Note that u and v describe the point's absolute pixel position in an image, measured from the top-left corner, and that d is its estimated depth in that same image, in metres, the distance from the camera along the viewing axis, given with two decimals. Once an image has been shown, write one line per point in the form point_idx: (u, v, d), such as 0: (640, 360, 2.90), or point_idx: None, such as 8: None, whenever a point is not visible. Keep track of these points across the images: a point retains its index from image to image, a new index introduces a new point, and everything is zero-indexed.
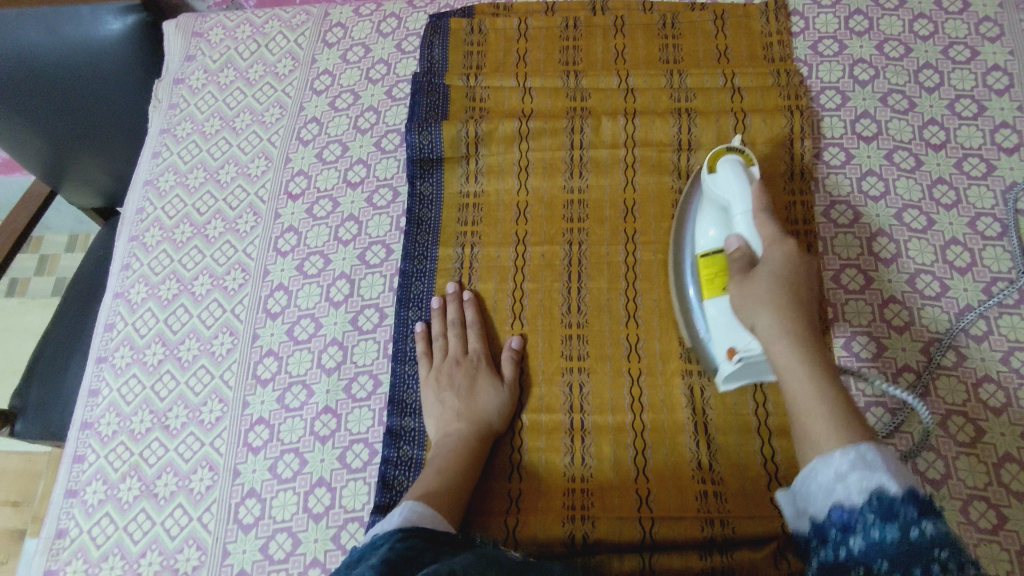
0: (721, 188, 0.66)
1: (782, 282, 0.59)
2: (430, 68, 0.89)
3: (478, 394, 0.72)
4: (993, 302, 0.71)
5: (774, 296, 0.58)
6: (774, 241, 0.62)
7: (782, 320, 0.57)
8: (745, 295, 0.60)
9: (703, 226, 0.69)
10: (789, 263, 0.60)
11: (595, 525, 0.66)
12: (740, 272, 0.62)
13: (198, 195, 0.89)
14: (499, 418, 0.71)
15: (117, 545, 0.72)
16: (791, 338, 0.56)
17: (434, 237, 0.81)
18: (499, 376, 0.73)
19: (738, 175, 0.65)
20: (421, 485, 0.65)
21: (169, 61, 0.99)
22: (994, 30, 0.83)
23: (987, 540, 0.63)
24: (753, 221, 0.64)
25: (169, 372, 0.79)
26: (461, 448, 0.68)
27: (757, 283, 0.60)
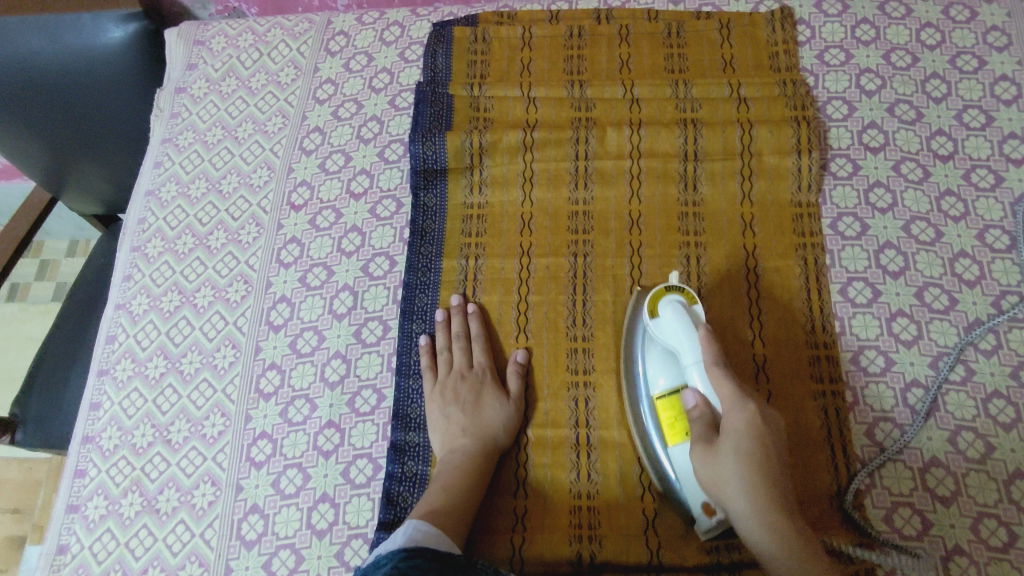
0: (669, 337, 0.65)
1: (748, 454, 0.57)
2: (434, 77, 0.88)
3: (483, 410, 0.71)
4: (1002, 316, 0.71)
5: (744, 477, 0.57)
6: (733, 404, 0.60)
7: (757, 505, 0.56)
8: (713, 474, 0.58)
9: (654, 372, 0.67)
10: (751, 428, 0.58)
11: (603, 544, 0.65)
12: (703, 437, 0.60)
13: (200, 205, 0.89)
14: (505, 434, 0.71)
15: (118, 561, 0.72)
16: (767, 519, 0.55)
17: (438, 249, 0.80)
18: (503, 391, 0.73)
19: (683, 322, 0.64)
20: (427, 503, 0.65)
21: (170, 70, 0.98)
22: (1002, 40, 0.83)
23: (998, 558, 0.62)
24: (708, 378, 0.62)
25: (171, 385, 0.79)
26: (466, 465, 0.68)
27: (722, 456, 0.58)
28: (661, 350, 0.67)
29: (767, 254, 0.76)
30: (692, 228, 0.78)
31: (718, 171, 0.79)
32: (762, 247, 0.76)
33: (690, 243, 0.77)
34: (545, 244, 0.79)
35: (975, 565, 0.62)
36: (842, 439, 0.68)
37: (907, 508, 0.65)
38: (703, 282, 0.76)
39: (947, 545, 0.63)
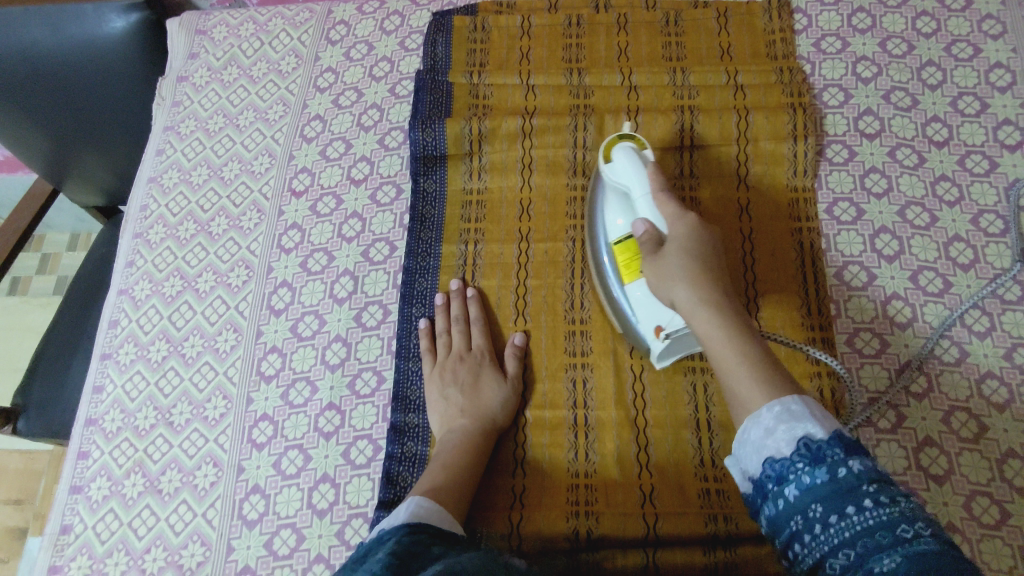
0: (618, 175, 0.68)
1: (690, 253, 0.61)
2: (434, 65, 0.89)
3: (481, 389, 0.72)
4: (988, 292, 0.72)
5: (688, 271, 0.59)
6: (674, 217, 0.64)
7: (698, 293, 0.58)
8: (661, 275, 0.61)
9: (611, 217, 0.71)
10: (694, 235, 0.62)
11: (599, 520, 0.66)
12: (651, 250, 0.63)
13: (202, 192, 0.89)
14: (502, 411, 0.72)
15: (121, 541, 0.72)
16: (707, 305, 0.58)
17: (437, 234, 0.81)
18: (500, 372, 0.74)
19: (634, 162, 0.67)
20: (427, 480, 0.65)
21: (173, 59, 0.99)
22: (997, 28, 0.84)
23: (990, 535, 0.63)
24: (653, 202, 0.66)
25: (173, 369, 0.80)
26: (465, 443, 0.69)
27: (666, 258, 0.62)
28: (615, 193, 0.71)
29: (763, 237, 0.77)
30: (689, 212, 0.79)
31: (714, 156, 0.80)
32: (758, 231, 0.77)
33: None
34: (543, 229, 0.80)
35: (968, 542, 0.63)
36: (837, 420, 0.69)
37: (901, 486, 0.66)
38: None
39: (940, 522, 0.64)
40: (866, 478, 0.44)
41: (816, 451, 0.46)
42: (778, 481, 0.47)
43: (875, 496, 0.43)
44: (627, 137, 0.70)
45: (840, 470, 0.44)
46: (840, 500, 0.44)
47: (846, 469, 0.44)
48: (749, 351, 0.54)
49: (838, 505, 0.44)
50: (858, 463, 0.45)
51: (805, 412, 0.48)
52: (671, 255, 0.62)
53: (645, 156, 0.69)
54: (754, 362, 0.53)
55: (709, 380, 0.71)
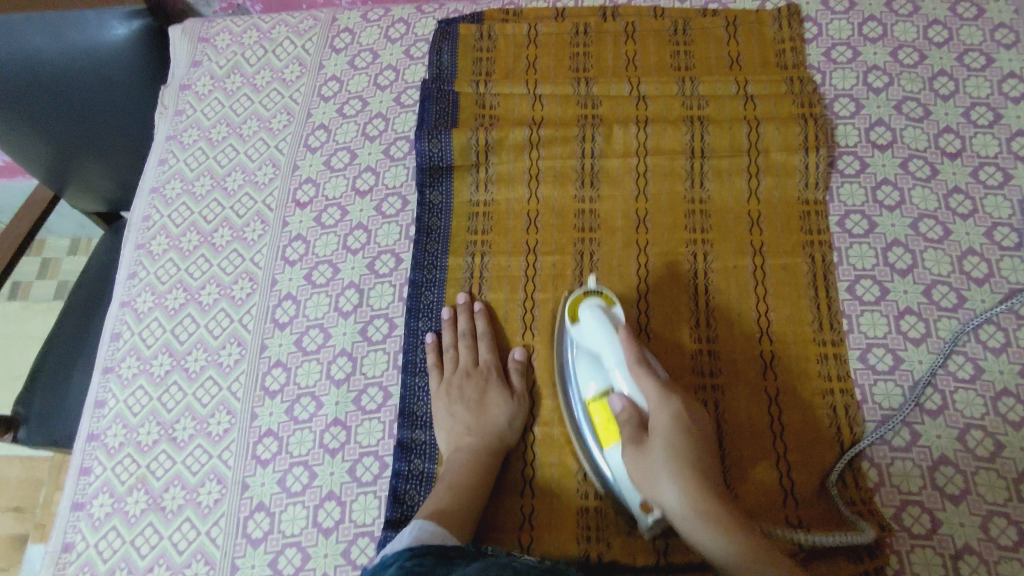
0: (591, 339, 0.68)
1: (675, 443, 0.59)
2: (439, 74, 0.88)
3: (488, 405, 0.72)
4: (1003, 307, 0.71)
5: (675, 470, 0.58)
6: (657, 400, 0.62)
7: (690, 498, 0.57)
8: (644, 471, 0.59)
9: (583, 380, 0.69)
10: (675, 419, 0.61)
11: (611, 543, 0.65)
12: (633, 439, 0.61)
13: (205, 203, 0.88)
14: (510, 429, 0.71)
15: (124, 559, 0.71)
16: (702, 510, 0.56)
17: (443, 246, 0.80)
18: (508, 389, 0.73)
19: (602, 322, 0.68)
20: (433, 502, 0.65)
21: (175, 67, 0.98)
22: (1009, 37, 0.83)
23: (1007, 556, 0.62)
24: (630, 375, 0.65)
25: (176, 383, 0.79)
26: (471, 463, 0.68)
27: (651, 448, 0.60)
28: (586, 358, 0.69)
29: (774, 251, 0.76)
30: (699, 226, 0.78)
31: (725, 167, 0.79)
32: (769, 244, 0.76)
33: (697, 241, 0.77)
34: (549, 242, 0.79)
35: (985, 563, 0.62)
36: (849, 436, 0.68)
37: (917, 506, 0.65)
38: (710, 282, 0.75)
39: (956, 543, 0.63)
40: None
41: None
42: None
43: None
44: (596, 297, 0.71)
45: None
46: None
47: None
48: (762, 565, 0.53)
49: None
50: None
51: None
52: (654, 447, 0.60)
53: (616, 317, 0.69)
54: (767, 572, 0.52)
55: (721, 398, 0.70)
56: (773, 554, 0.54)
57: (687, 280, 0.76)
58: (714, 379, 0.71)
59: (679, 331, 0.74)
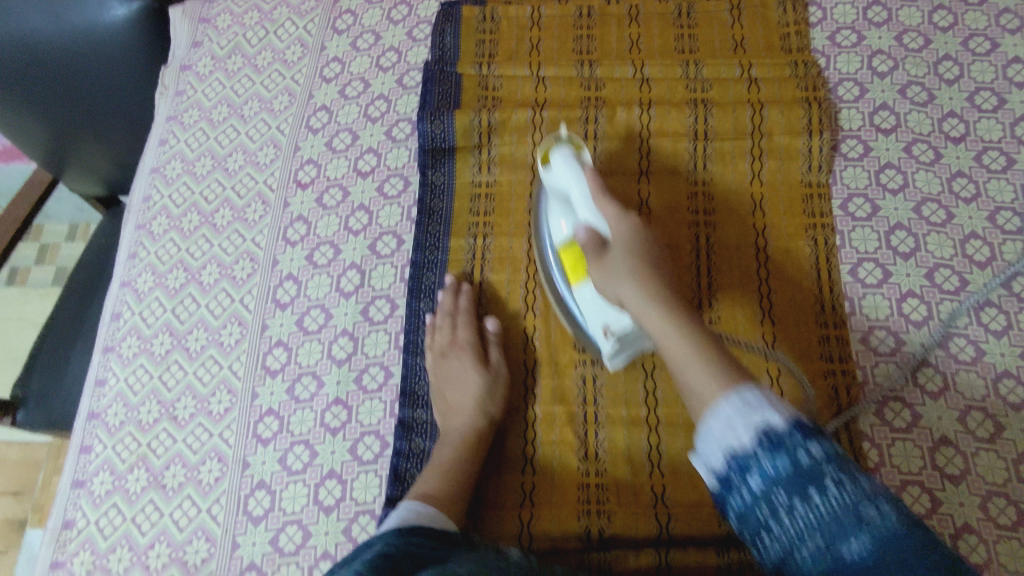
0: (558, 179, 0.67)
1: (634, 252, 0.60)
2: (442, 56, 0.87)
3: (465, 380, 0.71)
4: (998, 280, 0.71)
5: (632, 270, 0.58)
6: (616, 217, 0.62)
7: (644, 293, 0.56)
8: (606, 275, 0.60)
9: (555, 222, 0.70)
10: (635, 237, 0.61)
11: (611, 519, 0.65)
12: (594, 251, 0.61)
13: (205, 183, 0.88)
14: (488, 401, 0.70)
15: (125, 537, 0.71)
16: (655, 306, 0.55)
17: (445, 227, 0.80)
18: (484, 359, 0.72)
19: (571, 164, 0.66)
20: (426, 483, 0.64)
21: (175, 48, 0.98)
22: (1015, 22, 0.82)
23: (1007, 536, 0.63)
24: (594, 204, 0.64)
25: (177, 362, 0.78)
26: (464, 444, 0.68)
27: (609, 259, 0.60)
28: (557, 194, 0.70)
29: (777, 233, 0.76)
30: (702, 208, 0.78)
31: (728, 150, 0.79)
32: (772, 226, 0.76)
33: (700, 222, 0.77)
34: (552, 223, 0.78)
35: (984, 543, 0.62)
36: (850, 416, 0.68)
37: (916, 486, 0.65)
38: (713, 263, 0.75)
39: (956, 522, 0.63)
40: (827, 460, 0.44)
41: (776, 438, 0.44)
42: (739, 471, 0.46)
43: (839, 479, 0.43)
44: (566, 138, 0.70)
45: (801, 456, 0.44)
46: (806, 483, 0.44)
47: (807, 454, 0.44)
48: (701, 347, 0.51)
49: (803, 490, 0.44)
50: (820, 449, 0.44)
51: (763, 403, 0.46)
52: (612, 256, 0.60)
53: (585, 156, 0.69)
54: (703, 357, 0.51)
55: None
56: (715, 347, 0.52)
57: (690, 261, 0.76)
58: None
59: None
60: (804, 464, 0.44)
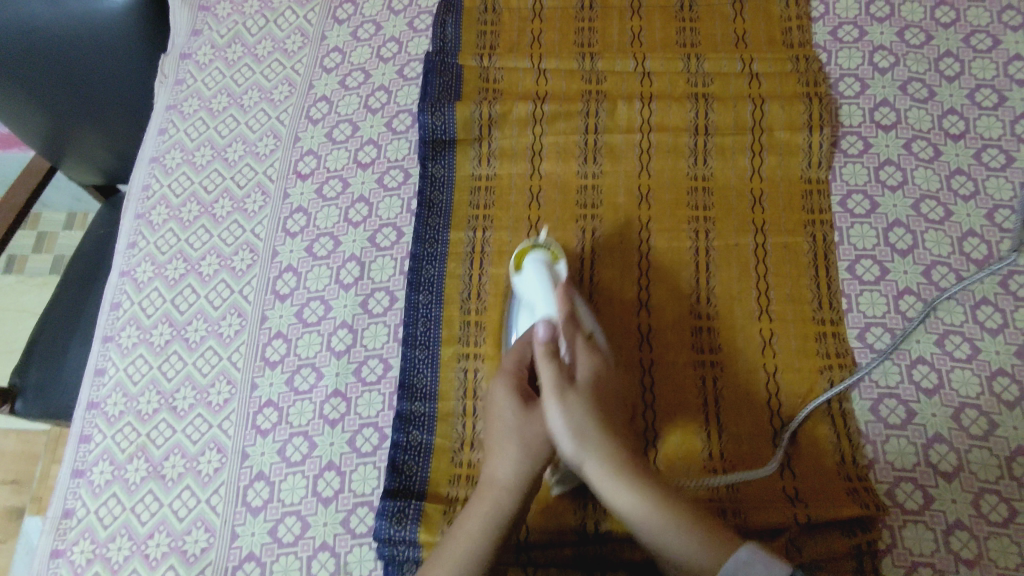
0: (527, 288, 0.69)
1: (596, 397, 0.60)
2: (443, 47, 0.87)
3: (499, 421, 0.62)
4: (984, 273, 0.72)
5: (595, 424, 0.59)
6: (580, 356, 0.62)
7: (608, 453, 0.59)
8: (572, 422, 0.59)
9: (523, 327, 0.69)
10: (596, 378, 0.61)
11: (607, 514, 0.66)
12: (557, 387, 0.59)
13: (205, 173, 0.88)
14: (519, 453, 0.61)
15: (124, 526, 0.72)
16: (620, 470, 0.58)
17: (445, 220, 0.80)
18: (522, 398, 0.62)
19: (542, 275, 0.68)
20: (445, 559, 0.58)
21: (175, 36, 0.98)
22: (1017, 19, 0.82)
23: (998, 532, 0.63)
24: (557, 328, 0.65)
25: (176, 353, 0.79)
26: (493, 507, 0.60)
27: (574, 403, 0.59)
28: (524, 302, 0.70)
29: (775, 229, 0.76)
30: (701, 203, 0.78)
31: (728, 145, 0.79)
32: (771, 223, 0.76)
33: (699, 218, 0.77)
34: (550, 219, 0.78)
35: (975, 539, 0.63)
36: (843, 410, 0.69)
37: (909, 482, 0.66)
38: (712, 260, 0.76)
39: (948, 519, 0.64)
40: None
41: None
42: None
43: None
44: (542, 249, 0.72)
45: None
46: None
47: None
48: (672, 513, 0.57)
49: None
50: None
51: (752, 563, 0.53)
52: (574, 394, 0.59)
53: (558, 272, 0.71)
54: (687, 530, 0.56)
55: (720, 374, 0.71)
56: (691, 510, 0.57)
57: (688, 257, 0.76)
58: (713, 355, 0.72)
59: (679, 309, 0.74)
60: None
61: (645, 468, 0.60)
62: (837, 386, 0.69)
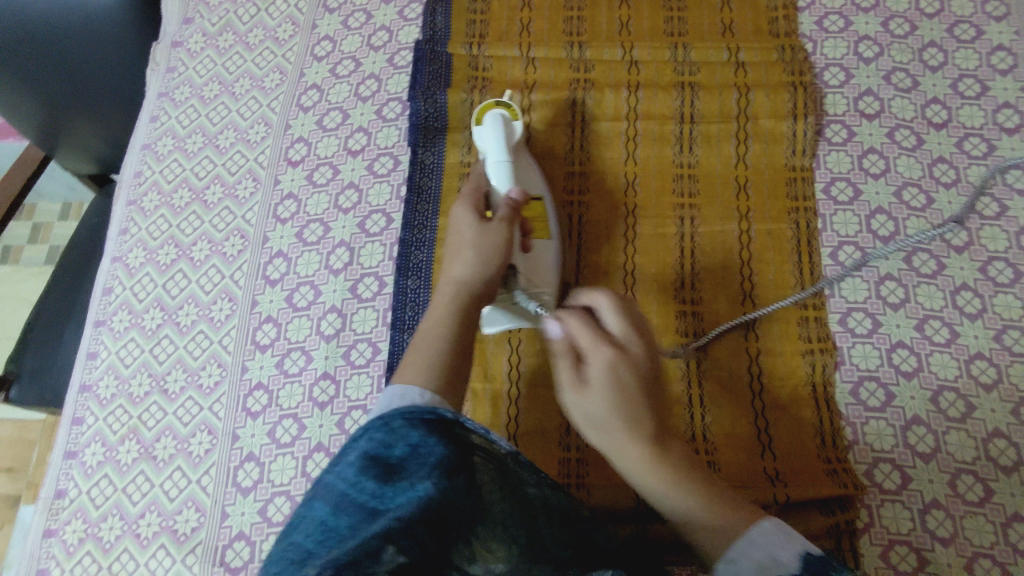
0: (482, 139, 0.73)
1: (615, 389, 0.54)
2: (433, 36, 0.88)
3: (455, 236, 0.61)
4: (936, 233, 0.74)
5: (613, 414, 0.54)
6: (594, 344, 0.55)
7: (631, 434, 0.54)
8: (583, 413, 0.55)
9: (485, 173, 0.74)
10: (614, 368, 0.55)
11: (591, 493, 0.68)
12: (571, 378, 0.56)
13: (196, 159, 0.88)
14: (475, 257, 0.59)
15: (115, 506, 0.73)
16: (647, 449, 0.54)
17: (434, 206, 0.80)
18: (480, 215, 0.61)
19: (496, 126, 0.72)
20: (410, 359, 0.57)
21: (167, 25, 0.98)
22: (1000, 9, 0.83)
23: (973, 511, 0.65)
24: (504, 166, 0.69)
25: (167, 337, 0.79)
26: (449, 309, 0.58)
27: (587, 396, 0.55)
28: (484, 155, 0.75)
29: (760, 217, 0.77)
30: (686, 190, 0.79)
31: (714, 134, 0.80)
32: (755, 209, 0.77)
33: (684, 205, 0.78)
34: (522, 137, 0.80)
35: (951, 518, 0.64)
36: (826, 394, 0.70)
37: (888, 463, 0.67)
38: (696, 245, 0.77)
39: (925, 498, 0.65)
40: None
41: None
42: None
43: None
44: (502, 107, 0.75)
45: None
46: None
47: None
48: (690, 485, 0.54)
49: None
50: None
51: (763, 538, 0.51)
52: (497, 226, 0.61)
53: (514, 129, 0.74)
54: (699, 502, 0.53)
55: (703, 357, 0.72)
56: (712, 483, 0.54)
57: (673, 243, 0.77)
58: (697, 338, 0.73)
59: (664, 294, 0.75)
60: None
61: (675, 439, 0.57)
62: (810, 291, 0.73)
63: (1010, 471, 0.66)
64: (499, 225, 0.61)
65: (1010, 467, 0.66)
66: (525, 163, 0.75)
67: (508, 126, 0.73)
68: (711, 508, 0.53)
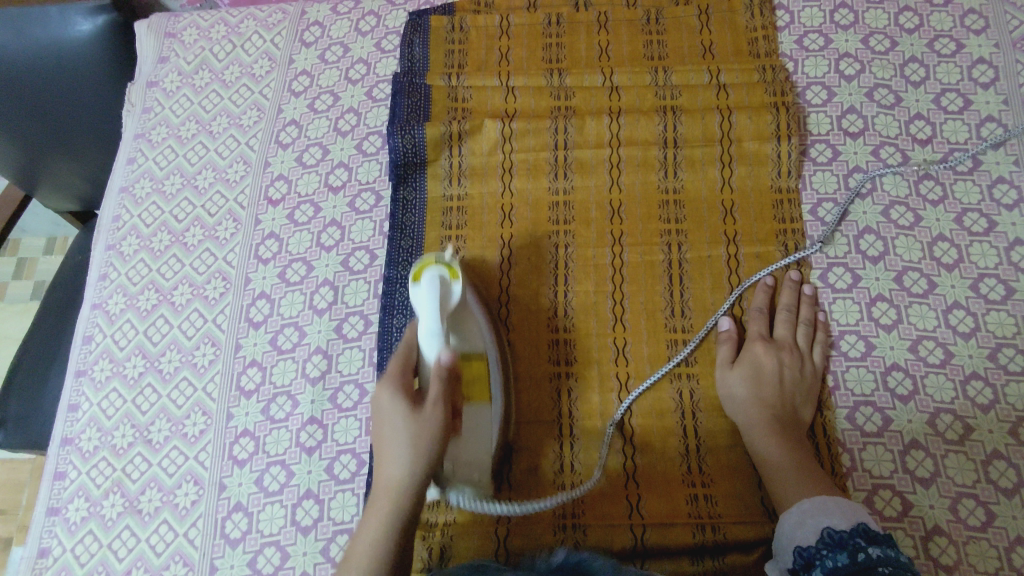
0: (418, 303, 0.63)
1: (762, 375, 0.69)
2: (411, 67, 0.87)
3: (386, 428, 0.58)
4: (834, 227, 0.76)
5: (757, 391, 0.68)
6: (758, 341, 0.72)
7: (753, 407, 0.68)
8: (729, 382, 0.70)
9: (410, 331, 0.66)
10: (767, 360, 0.70)
11: (587, 533, 0.66)
12: (729, 357, 0.71)
13: (175, 201, 0.87)
14: (406, 458, 0.56)
15: (101, 563, 0.71)
16: (766, 426, 0.67)
17: (418, 244, 0.79)
18: (411, 402, 0.58)
19: (435, 296, 0.62)
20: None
21: (141, 63, 0.96)
22: (979, 22, 0.83)
23: (976, 537, 0.63)
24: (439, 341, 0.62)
25: (150, 385, 0.78)
26: (383, 514, 0.56)
27: (735, 373, 0.70)
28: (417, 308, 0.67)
29: (748, 240, 0.76)
30: (673, 216, 0.78)
31: (698, 157, 0.79)
32: (743, 233, 0.76)
33: (671, 231, 0.77)
34: (445, 180, 0.81)
35: (954, 544, 0.63)
36: (820, 396, 0.70)
37: (888, 489, 0.66)
38: (685, 271, 0.76)
39: (926, 525, 0.64)
40: (880, 556, 0.53)
41: (838, 537, 0.56)
42: (807, 567, 0.57)
43: None
44: (442, 263, 0.64)
45: (859, 554, 0.54)
46: None
47: (865, 554, 0.54)
48: (793, 459, 0.64)
49: None
50: (879, 551, 0.54)
51: (828, 509, 0.59)
52: (430, 413, 0.58)
53: (453, 292, 0.64)
54: (798, 467, 0.63)
55: (695, 387, 0.72)
56: (812, 461, 0.65)
57: (661, 270, 0.76)
58: (689, 368, 0.72)
59: (654, 323, 0.74)
60: (860, 562, 0.54)
61: (799, 431, 0.67)
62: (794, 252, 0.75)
63: (1011, 495, 0.65)
64: (432, 412, 0.58)
65: (1011, 490, 0.65)
66: (469, 315, 0.67)
67: (446, 289, 0.63)
68: (804, 476, 0.63)
